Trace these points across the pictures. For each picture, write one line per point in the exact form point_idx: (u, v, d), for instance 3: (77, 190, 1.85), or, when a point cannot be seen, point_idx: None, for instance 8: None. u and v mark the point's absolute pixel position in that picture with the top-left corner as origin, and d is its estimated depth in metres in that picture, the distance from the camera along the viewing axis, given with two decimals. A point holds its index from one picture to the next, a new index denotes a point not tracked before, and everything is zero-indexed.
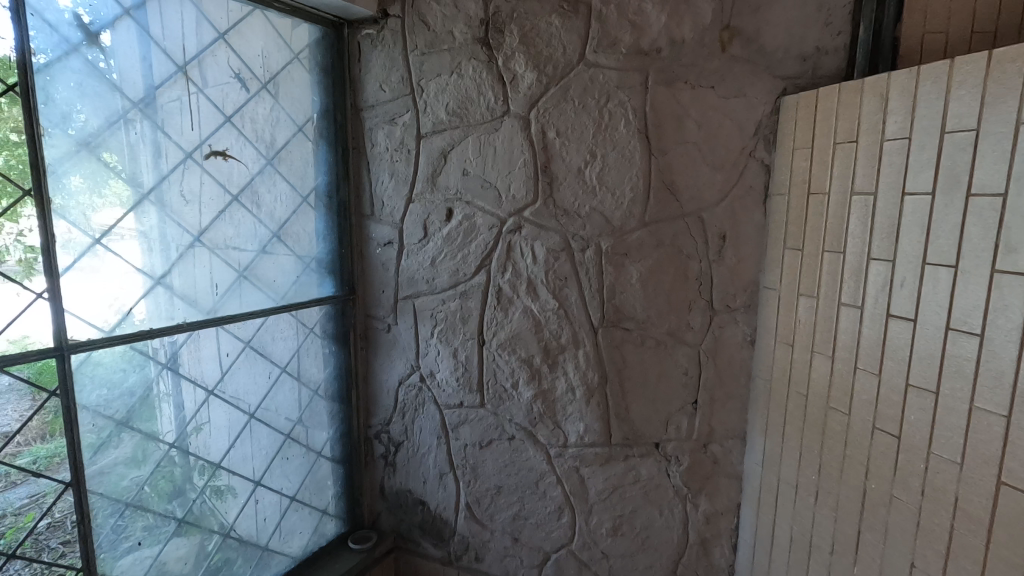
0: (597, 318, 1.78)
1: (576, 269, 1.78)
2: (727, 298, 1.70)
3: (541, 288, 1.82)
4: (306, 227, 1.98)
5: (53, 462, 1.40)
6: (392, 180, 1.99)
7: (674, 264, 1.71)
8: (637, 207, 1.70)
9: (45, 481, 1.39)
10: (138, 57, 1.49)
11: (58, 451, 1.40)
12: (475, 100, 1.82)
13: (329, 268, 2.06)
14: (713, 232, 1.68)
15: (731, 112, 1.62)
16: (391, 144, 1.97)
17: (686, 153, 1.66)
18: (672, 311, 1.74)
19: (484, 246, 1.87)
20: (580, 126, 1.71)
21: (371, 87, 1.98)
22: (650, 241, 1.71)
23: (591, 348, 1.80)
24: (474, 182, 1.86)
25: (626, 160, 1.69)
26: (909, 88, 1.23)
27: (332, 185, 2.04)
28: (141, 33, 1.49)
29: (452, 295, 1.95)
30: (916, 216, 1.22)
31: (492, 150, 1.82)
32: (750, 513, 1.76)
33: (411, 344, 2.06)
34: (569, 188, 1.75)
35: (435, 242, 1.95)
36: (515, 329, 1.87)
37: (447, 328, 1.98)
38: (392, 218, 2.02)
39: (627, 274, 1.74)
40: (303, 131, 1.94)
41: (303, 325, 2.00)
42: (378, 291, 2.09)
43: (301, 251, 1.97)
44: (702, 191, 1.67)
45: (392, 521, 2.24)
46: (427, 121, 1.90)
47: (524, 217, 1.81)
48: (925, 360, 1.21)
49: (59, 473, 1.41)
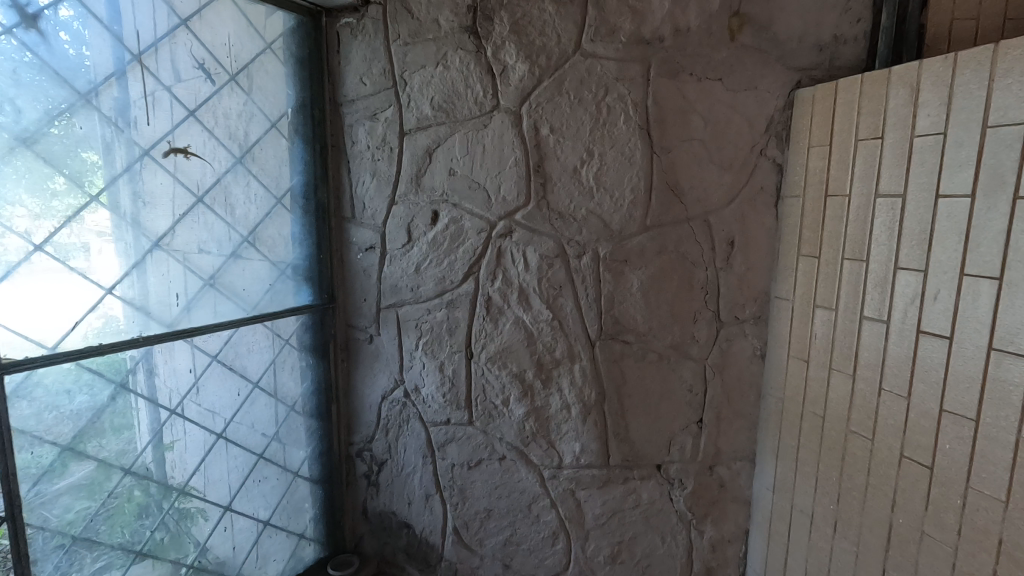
0: (595, 330, 1.64)
1: (571, 277, 1.64)
2: (736, 309, 1.57)
3: (534, 298, 1.68)
4: (280, 230, 1.84)
5: (30, 472, 1.32)
6: (374, 180, 1.85)
7: (678, 271, 1.58)
8: (637, 210, 1.56)
9: (20, 492, 1.31)
10: (85, 44, 1.35)
11: (37, 459, 1.33)
12: (462, 93, 1.68)
13: (306, 275, 1.92)
14: (720, 237, 1.54)
15: (740, 107, 1.49)
16: (373, 142, 1.83)
17: (692, 152, 1.52)
18: (676, 322, 1.60)
19: (472, 252, 1.73)
20: (577, 121, 1.58)
21: (351, 80, 1.84)
22: (653, 246, 1.57)
23: (588, 363, 1.66)
24: (461, 182, 1.72)
25: (626, 159, 1.55)
26: (944, 78, 1.10)
27: (310, 185, 1.90)
28: (88, 17, 1.35)
29: (438, 305, 1.81)
30: (951, 222, 1.09)
31: (481, 148, 1.68)
32: (760, 541, 1.62)
33: (395, 357, 1.92)
34: (564, 190, 1.62)
35: (420, 247, 1.81)
36: (506, 341, 1.73)
37: (433, 340, 1.83)
38: (374, 221, 1.88)
39: (627, 283, 1.60)
40: (276, 128, 1.80)
41: (278, 337, 1.85)
42: (359, 300, 1.95)
43: (274, 256, 1.83)
44: (709, 192, 1.53)
45: (376, 545, 2.10)
46: (411, 117, 1.76)
47: (515, 221, 1.67)
48: (963, 383, 1.08)
49: (36, 483, 1.33)
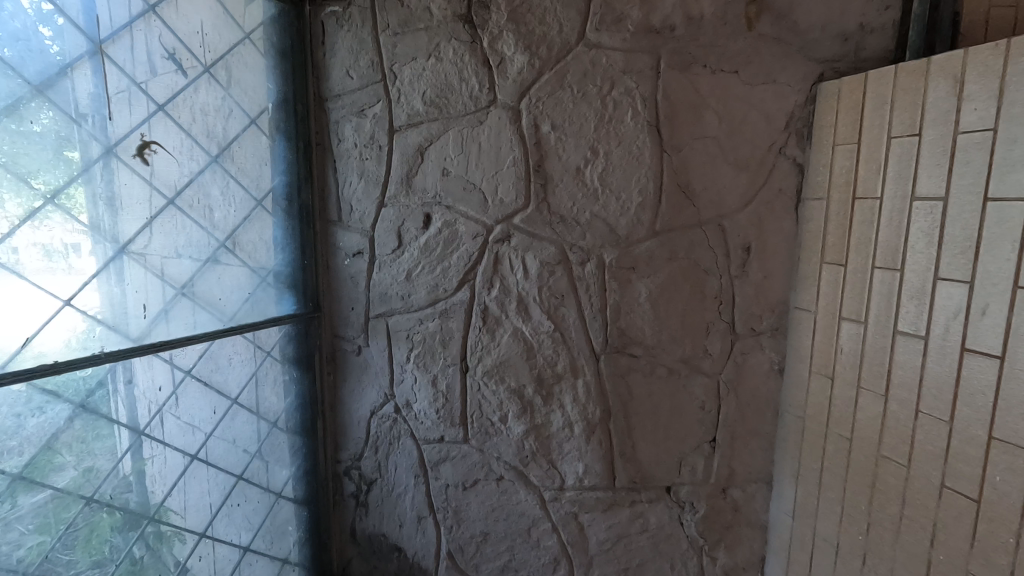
0: (600, 343, 1.52)
1: (574, 285, 1.52)
2: (751, 320, 1.46)
3: (534, 308, 1.56)
4: (260, 235, 1.71)
5: None
6: (361, 181, 1.72)
7: (689, 279, 1.46)
8: (646, 214, 1.44)
9: None
10: (45, 36, 1.23)
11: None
12: (456, 87, 1.56)
13: (288, 283, 1.79)
14: (735, 242, 1.43)
15: (757, 102, 1.37)
16: (360, 140, 1.70)
17: (704, 150, 1.40)
18: (686, 335, 1.48)
19: (467, 258, 1.61)
20: (580, 118, 1.46)
21: (336, 73, 1.71)
22: (662, 252, 1.45)
23: (592, 378, 1.54)
24: (455, 184, 1.60)
25: (633, 158, 1.43)
26: (995, 67, 0.98)
27: (292, 186, 1.77)
28: (53, 9, 1.24)
29: (430, 315, 1.69)
30: (1004, 228, 0.97)
31: (476, 146, 1.56)
32: (777, 570, 1.51)
33: (385, 370, 1.79)
34: (566, 192, 1.50)
35: (411, 253, 1.69)
36: (503, 354, 1.61)
37: (425, 352, 1.71)
38: (362, 225, 1.75)
39: (634, 293, 1.48)
40: (256, 124, 1.67)
41: (258, 350, 1.72)
42: (346, 309, 1.82)
43: (254, 262, 1.70)
44: (723, 195, 1.42)
45: (365, 569, 1.97)
46: (401, 113, 1.64)
47: (513, 225, 1.55)
48: (1017, 410, 0.96)
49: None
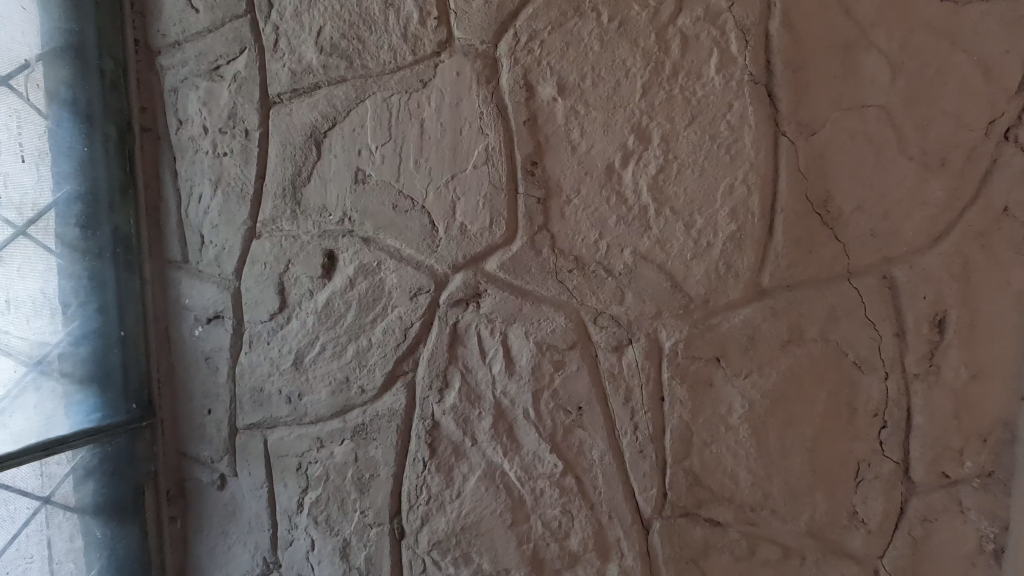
0: (650, 501, 0.80)
1: (604, 388, 0.80)
2: (942, 459, 0.76)
3: (526, 428, 0.83)
4: (24, 291, 0.94)
5: None
6: (218, 193, 0.98)
7: (826, 382, 0.76)
8: (745, 257, 0.75)
9: None
10: None
11: None
12: (379, 19, 0.84)
13: (85, 373, 1.01)
14: (916, 311, 0.73)
15: (966, 37, 0.70)
16: (214, 120, 0.96)
17: (860, 133, 0.72)
18: (818, 485, 0.77)
19: (399, 334, 0.88)
20: (615, 71, 0.75)
21: (173, 5, 0.98)
22: (775, 330, 0.75)
23: (635, 564, 0.81)
24: (378, 198, 0.87)
25: (720, 148, 0.74)
26: None
27: (92, 203, 0.99)
28: None
29: (337, 433, 0.94)
30: None
31: (417, 127, 0.84)
32: None
33: (262, 522, 1.02)
34: (586, 213, 0.79)
35: (304, 322, 0.94)
36: (467, 514, 0.87)
37: (330, 496, 0.95)
38: (219, 270, 1.00)
39: (718, 406, 0.77)
40: (7, 86, 0.91)
41: (19, 501, 0.94)
42: (199, 412, 1.06)
43: (11, 340, 0.93)
44: (895, 219, 0.73)
45: None
46: (280, 71, 0.91)
47: (487, 275, 0.83)
48: None
49: None
